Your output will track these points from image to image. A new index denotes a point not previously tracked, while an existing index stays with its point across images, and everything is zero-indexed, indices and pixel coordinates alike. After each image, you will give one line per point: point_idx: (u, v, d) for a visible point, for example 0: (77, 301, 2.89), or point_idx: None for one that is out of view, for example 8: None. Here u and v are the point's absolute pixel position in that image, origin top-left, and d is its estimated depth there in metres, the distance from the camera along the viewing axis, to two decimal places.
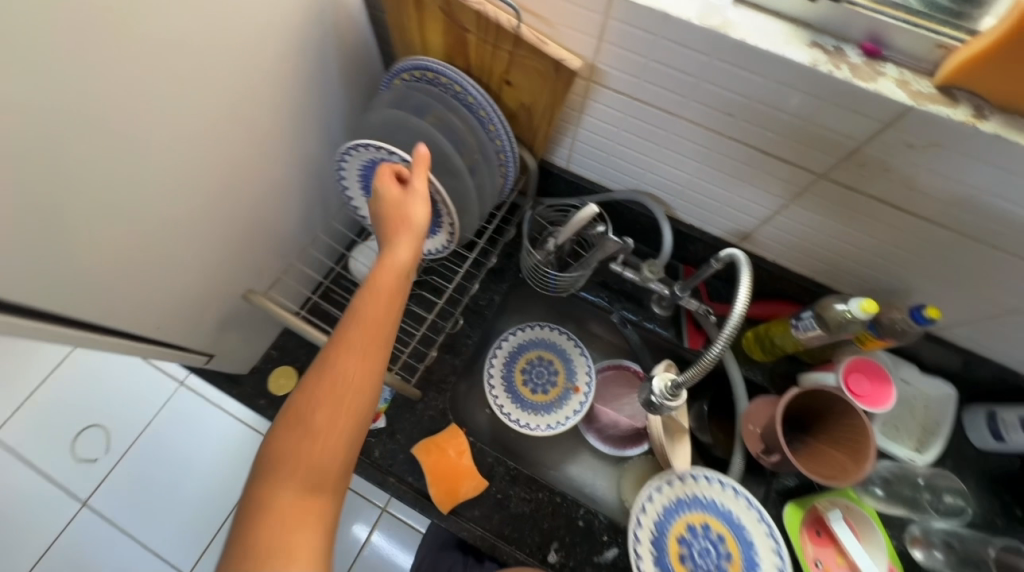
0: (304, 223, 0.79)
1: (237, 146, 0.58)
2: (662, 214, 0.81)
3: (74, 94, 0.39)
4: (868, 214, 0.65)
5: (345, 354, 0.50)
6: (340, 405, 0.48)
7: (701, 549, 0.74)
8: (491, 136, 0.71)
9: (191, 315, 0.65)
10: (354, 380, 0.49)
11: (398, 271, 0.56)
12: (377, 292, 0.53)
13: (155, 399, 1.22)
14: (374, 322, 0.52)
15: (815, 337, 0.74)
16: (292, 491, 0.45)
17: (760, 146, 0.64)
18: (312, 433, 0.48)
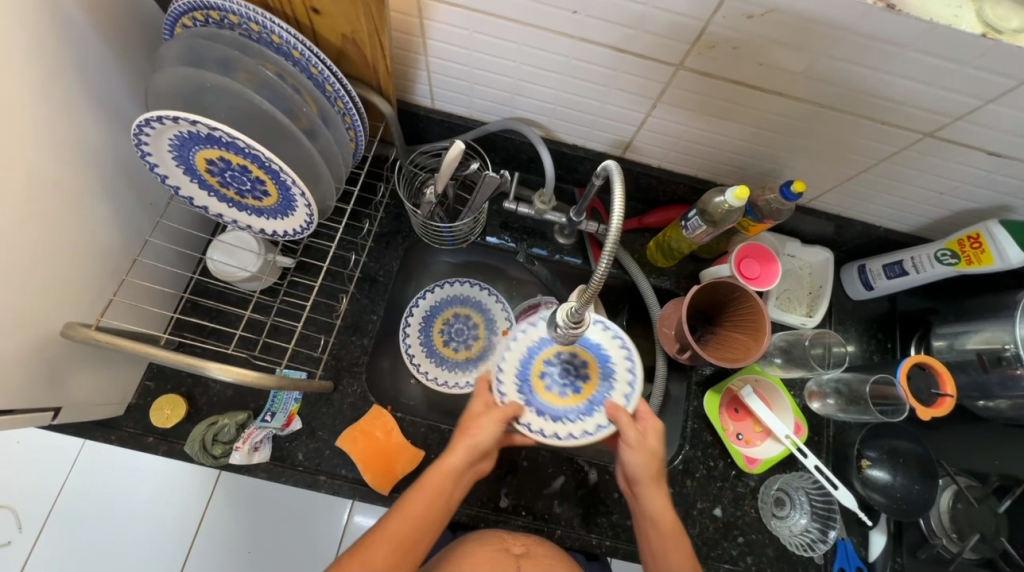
0: (125, 228, 0.65)
1: None
2: (538, 138, 0.75)
3: None
4: (733, 99, 0.64)
5: (397, 540, 0.57)
6: (426, 498, 0.58)
7: (561, 368, 0.66)
8: (318, 81, 0.59)
9: (11, 378, 0.52)
10: (388, 557, 0.56)
11: (446, 486, 0.59)
12: (434, 495, 0.59)
13: (46, 483, 0.94)
14: (409, 533, 0.57)
15: (705, 235, 0.75)
16: None
17: (616, 44, 0.59)
18: (370, 553, 0.55)
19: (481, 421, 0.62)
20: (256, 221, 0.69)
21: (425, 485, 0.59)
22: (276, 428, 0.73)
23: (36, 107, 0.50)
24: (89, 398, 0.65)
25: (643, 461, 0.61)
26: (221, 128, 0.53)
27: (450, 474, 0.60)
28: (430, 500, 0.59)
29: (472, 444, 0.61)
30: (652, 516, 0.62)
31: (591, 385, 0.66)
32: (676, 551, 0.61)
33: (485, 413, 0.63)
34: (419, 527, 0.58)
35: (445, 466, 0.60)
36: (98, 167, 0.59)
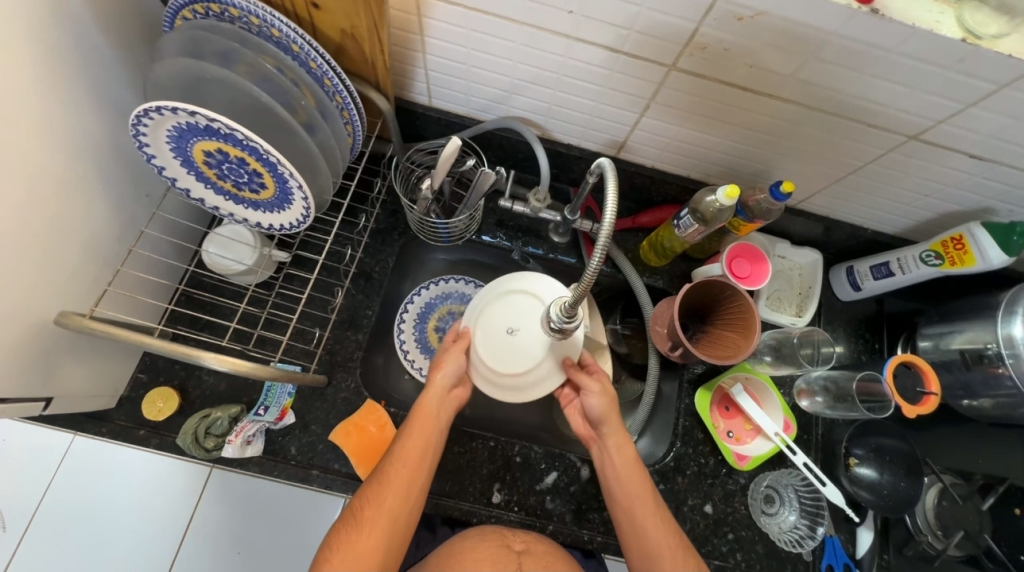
0: (121, 219, 0.65)
1: None
2: (534, 136, 0.76)
3: None
4: (724, 100, 0.66)
5: (406, 458, 0.64)
6: (419, 423, 0.66)
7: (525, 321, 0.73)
8: (317, 75, 0.60)
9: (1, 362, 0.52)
10: (400, 475, 0.63)
11: (434, 409, 0.68)
12: (426, 417, 0.67)
13: (35, 479, 0.93)
14: (415, 452, 0.64)
15: (696, 234, 0.76)
16: (367, 506, 0.61)
17: (610, 45, 0.60)
18: (384, 475, 0.63)
19: (445, 356, 0.71)
20: (253, 214, 0.69)
21: (416, 412, 0.67)
22: (270, 422, 0.73)
23: (35, 96, 0.50)
24: (82, 389, 0.65)
25: (593, 399, 0.69)
26: (219, 119, 0.54)
27: (433, 399, 0.68)
28: (425, 424, 0.66)
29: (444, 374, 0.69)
30: (616, 447, 0.68)
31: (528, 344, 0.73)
32: (640, 487, 0.66)
33: (447, 349, 0.72)
34: (423, 445, 0.65)
35: (429, 394, 0.69)
36: (96, 158, 0.59)
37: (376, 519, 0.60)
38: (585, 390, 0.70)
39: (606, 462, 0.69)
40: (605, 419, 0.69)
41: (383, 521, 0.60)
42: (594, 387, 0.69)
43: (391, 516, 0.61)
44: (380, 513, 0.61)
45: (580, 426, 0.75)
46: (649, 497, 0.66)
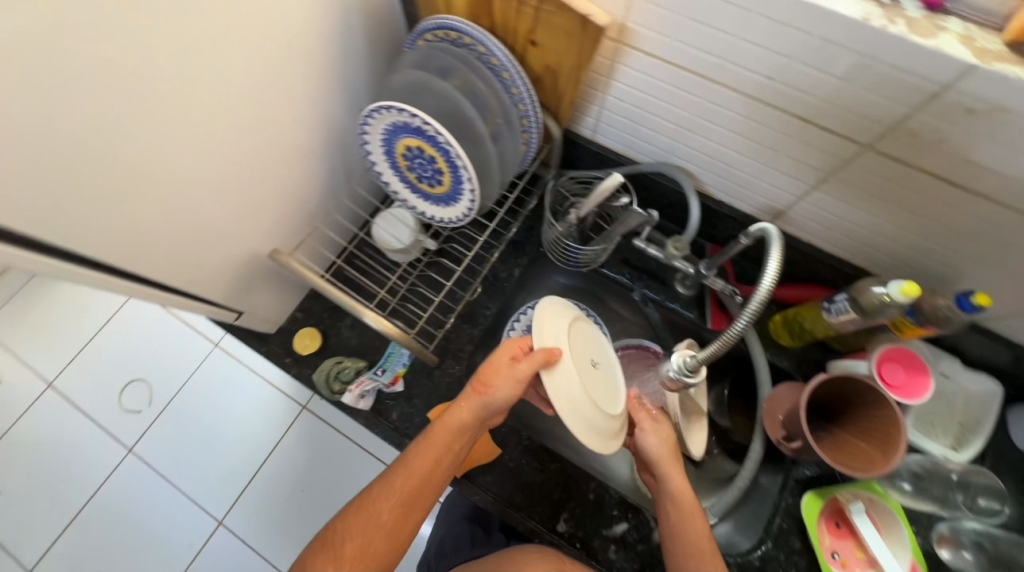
0: (326, 186, 0.80)
1: (259, 106, 0.59)
2: (690, 188, 0.77)
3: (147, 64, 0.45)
4: (920, 190, 0.60)
5: (411, 483, 0.62)
6: (434, 451, 0.63)
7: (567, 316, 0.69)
8: (514, 99, 0.68)
9: (212, 269, 0.67)
10: (400, 500, 0.61)
11: (450, 439, 0.63)
12: (444, 443, 0.63)
13: (191, 358, 1.50)
14: (419, 484, 0.62)
15: (849, 322, 0.70)
16: (361, 523, 0.60)
17: (800, 113, 0.59)
18: (384, 495, 0.61)
19: (496, 378, 0.62)
20: (421, 203, 0.80)
21: (433, 434, 0.63)
22: (383, 383, 0.81)
23: (307, 83, 0.65)
24: (261, 310, 0.81)
25: (648, 437, 0.69)
26: (433, 125, 0.64)
27: (458, 425, 0.63)
28: (442, 449, 0.63)
29: (481, 403, 0.63)
30: (671, 493, 0.66)
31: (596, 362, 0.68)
32: (699, 538, 0.63)
33: (501, 369, 0.63)
34: (429, 478, 0.63)
35: (454, 418, 0.63)
36: (326, 136, 0.74)
37: (367, 541, 0.60)
38: (641, 429, 0.70)
39: (670, 506, 0.66)
40: (659, 460, 0.68)
41: (374, 542, 0.60)
42: (648, 427, 0.70)
43: (381, 540, 0.60)
44: (372, 534, 0.60)
45: (646, 474, 0.73)
46: (708, 555, 0.62)
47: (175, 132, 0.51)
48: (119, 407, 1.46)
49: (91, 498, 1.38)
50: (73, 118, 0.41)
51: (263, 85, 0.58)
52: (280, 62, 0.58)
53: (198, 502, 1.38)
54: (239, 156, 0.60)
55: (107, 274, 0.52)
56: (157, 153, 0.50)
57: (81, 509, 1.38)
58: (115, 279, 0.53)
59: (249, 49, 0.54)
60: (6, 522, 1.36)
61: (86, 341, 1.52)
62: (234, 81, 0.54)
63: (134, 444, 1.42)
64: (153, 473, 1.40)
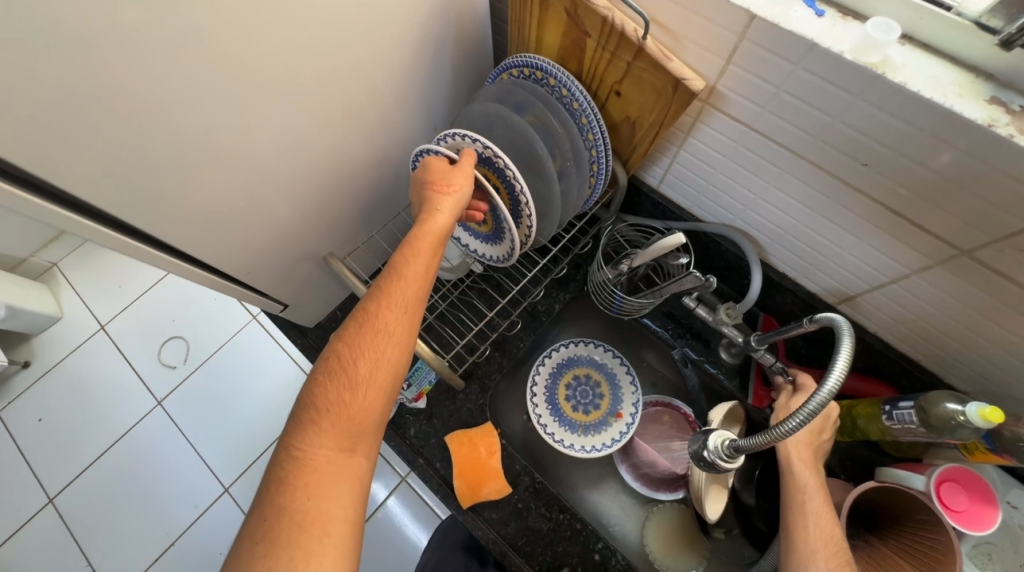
0: (386, 197, 0.82)
1: (341, 118, 0.62)
2: (756, 259, 0.74)
3: (249, 74, 0.48)
4: (1021, 308, 0.55)
5: (400, 295, 0.56)
6: (416, 262, 0.58)
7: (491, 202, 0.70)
8: (588, 144, 0.68)
9: (269, 262, 0.70)
10: (398, 314, 0.55)
11: (439, 239, 0.60)
12: (426, 248, 0.60)
13: (228, 327, 1.58)
14: (415, 291, 0.57)
15: (911, 432, 0.65)
16: (360, 353, 0.53)
17: (891, 205, 0.56)
18: (378, 317, 0.54)
19: (457, 176, 0.63)
20: (466, 235, 0.79)
21: (409, 243, 0.59)
22: (406, 398, 0.82)
23: (390, 101, 0.67)
24: (305, 305, 0.84)
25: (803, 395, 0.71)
26: (502, 157, 0.62)
27: (436, 229, 0.61)
28: (427, 255, 0.59)
29: (457, 198, 0.62)
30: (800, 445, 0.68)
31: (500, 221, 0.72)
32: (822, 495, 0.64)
33: (452, 173, 0.63)
34: (422, 283, 0.58)
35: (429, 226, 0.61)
36: (396, 151, 0.76)
37: (375, 364, 0.53)
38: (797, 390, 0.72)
39: (815, 519, 0.62)
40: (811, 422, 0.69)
41: (384, 367, 0.53)
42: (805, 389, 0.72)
43: (394, 359, 0.54)
44: (379, 356, 0.53)
45: None
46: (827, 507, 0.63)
47: (261, 137, 0.54)
48: (158, 359, 1.54)
49: (119, 440, 1.46)
50: (171, 115, 0.44)
51: (348, 100, 0.60)
52: (368, 79, 0.61)
53: (211, 468, 1.43)
54: (315, 163, 0.63)
55: (171, 256, 0.56)
56: (244, 154, 0.54)
57: (109, 448, 1.45)
58: (177, 261, 0.57)
59: (343, 68, 0.56)
60: (39, 448, 1.44)
61: (139, 292, 1.62)
62: (323, 95, 0.57)
63: (165, 396, 1.50)
64: (176, 428, 1.47)
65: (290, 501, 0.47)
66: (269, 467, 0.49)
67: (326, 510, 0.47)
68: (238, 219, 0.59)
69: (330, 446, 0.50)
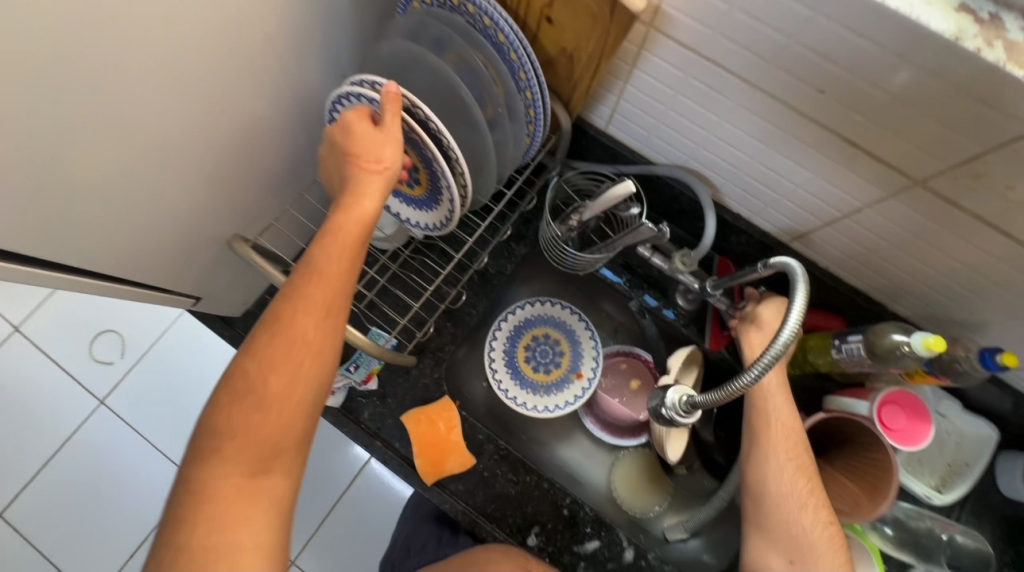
0: (298, 163, 0.70)
1: (217, 72, 0.49)
2: (708, 201, 0.71)
3: (61, 20, 0.36)
4: (970, 236, 0.54)
5: (317, 297, 0.48)
6: (338, 257, 0.50)
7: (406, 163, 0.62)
8: (521, 86, 0.58)
9: (164, 254, 0.59)
10: (314, 319, 0.48)
11: (364, 226, 0.52)
12: (348, 236, 0.51)
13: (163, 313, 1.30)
14: (335, 290, 0.49)
15: (859, 365, 0.66)
16: (269, 369, 0.46)
17: (850, 136, 0.52)
18: (292, 325, 0.47)
19: (379, 146, 0.52)
20: (396, 201, 0.70)
21: (327, 234, 0.51)
22: (355, 380, 0.75)
23: (278, 44, 0.54)
24: (223, 295, 0.73)
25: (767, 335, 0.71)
26: (421, 108, 0.54)
27: (358, 215, 0.52)
28: (349, 245, 0.51)
29: (382, 177, 0.53)
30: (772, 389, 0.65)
31: (424, 186, 0.64)
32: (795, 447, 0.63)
33: (372, 141, 0.52)
34: (344, 279, 0.50)
35: (352, 212, 0.52)
36: (300, 107, 0.64)
37: (288, 378, 0.46)
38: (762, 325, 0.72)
39: (774, 413, 0.64)
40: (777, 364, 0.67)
41: (299, 381, 0.47)
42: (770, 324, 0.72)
43: (308, 370, 0.47)
44: (292, 370, 0.46)
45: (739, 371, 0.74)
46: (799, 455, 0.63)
47: (108, 107, 0.42)
48: (85, 354, 1.27)
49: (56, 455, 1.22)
50: None
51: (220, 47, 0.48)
52: (240, 17, 0.48)
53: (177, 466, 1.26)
54: (196, 132, 0.52)
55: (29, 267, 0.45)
56: (89, 128, 0.42)
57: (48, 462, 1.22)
58: (40, 272, 0.46)
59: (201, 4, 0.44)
60: None
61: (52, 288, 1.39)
62: (183, 42, 0.44)
63: (107, 395, 1.25)
64: (129, 430, 1.24)
65: (190, 539, 0.42)
66: (166, 501, 0.44)
67: (236, 544, 0.42)
68: (110, 212, 0.48)
69: (237, 473, 0.44)
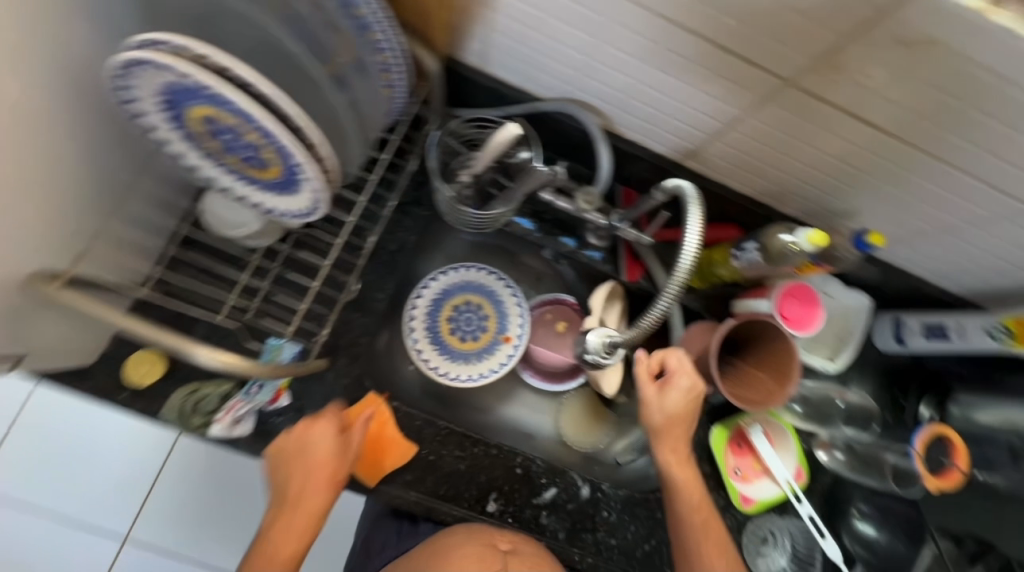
0: (105, 164, 0.55)
1: None
2: (599, 132, 0.67)
3: None
4: (837, 129, 0.56)
5: (301, 517, 0.64)
6: (308, 510, 0.64)
7: (244, 146, 0.51)
8: (360, 25, 0.48)
9: None
10: (300, 523, 0.64)
11: (331, 457, 0.64)
12: (313, 467, 0.63)
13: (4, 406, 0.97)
14: (314, 506, 0.64)
15: (755, 268, 0.70)
16: (273, 546, 0.63)
17: (721, 42, 0.49)
18: (279, 542, 0.63)
19: (323, 432, 0.64)
20: (249, 191, 0.58)
21: (293, 473, 0.64)
22: (262, 402, 0.67)
23: None
24: (55, 346, 0.58)
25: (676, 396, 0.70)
26: (240, 68, 0.44)
27: (314, 490, 0.64)
28: (315, 470, 0.63)
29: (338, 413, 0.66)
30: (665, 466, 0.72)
31: (275, 170, 0.53)
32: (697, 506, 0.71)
33: (321, 438, 0.64)
34: (319, 493, 0.64)
35: (314, 446, 0.64)
36: (76, 88, 0.48)
37: (282, 545, 0.63)
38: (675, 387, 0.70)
39: (654, 414, 0.71)
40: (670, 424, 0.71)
41: (287, 544, 0.63)
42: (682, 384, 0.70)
43: (287, 551, 0.63)
44: (287, 529, 0.63)
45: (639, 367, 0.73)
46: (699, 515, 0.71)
47: None
48: None
49: None
50: None
51: None
52: None
53: None
54: None
55: None
56: None
57: None
58: None
59: None
60: None
61: None
62: None
63: None
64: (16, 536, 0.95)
65: None
66: None
67: None
68: None
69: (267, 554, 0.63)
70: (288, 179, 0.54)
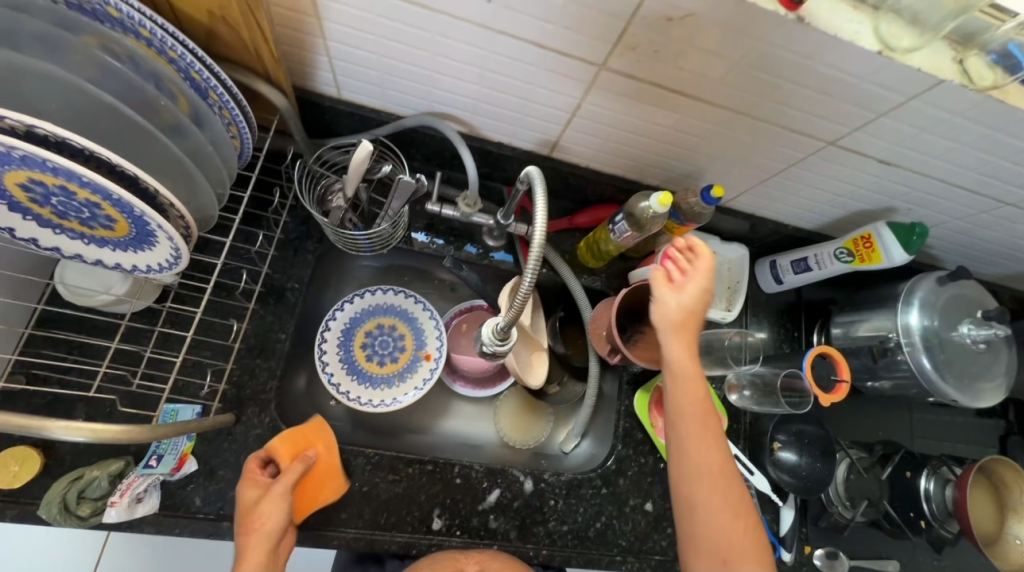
0: None
1: None
2: (454, 133, 0.68)
3: None
4: (659, 101, 0.63)
5: None
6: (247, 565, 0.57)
7: (79, 205, 0.48)
8: (182, 69, 0.48)
9: None
10: None
11: (268, 494, 0.61)
12: (247, 516, 0.59)
13: None
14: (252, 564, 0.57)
15: (630, 238, 0.76)
16: None
17: (535, 39, 0.55)
18: None
19: (255, 481, 0.62)
20: (103, 252, 0.55)
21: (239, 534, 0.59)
22: (163, 474, 0.62)
23: None
24: None
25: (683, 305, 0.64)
26: (43, 124, 0.41)
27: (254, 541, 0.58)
28: (254, 514, 0.59)
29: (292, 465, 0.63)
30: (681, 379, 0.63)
31: (123, 226, 0.51)
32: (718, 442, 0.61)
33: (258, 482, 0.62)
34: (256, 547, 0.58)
35: (246, 495, 0.61)
36: None
37: None
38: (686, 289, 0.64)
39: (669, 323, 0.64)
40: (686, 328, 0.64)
41: None
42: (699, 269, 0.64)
43: None
44: None
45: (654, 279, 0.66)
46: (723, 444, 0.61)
47: None
48: None
49: None
50: None
51: None
52: None
53: None
54: None
55: None
56: None
57: None
58: None
59: None
60: None
61: None
62: None
63: None
64: None
65: None
66: None
67: None
68: None
69: None
70: (141, 234, 0.52)
